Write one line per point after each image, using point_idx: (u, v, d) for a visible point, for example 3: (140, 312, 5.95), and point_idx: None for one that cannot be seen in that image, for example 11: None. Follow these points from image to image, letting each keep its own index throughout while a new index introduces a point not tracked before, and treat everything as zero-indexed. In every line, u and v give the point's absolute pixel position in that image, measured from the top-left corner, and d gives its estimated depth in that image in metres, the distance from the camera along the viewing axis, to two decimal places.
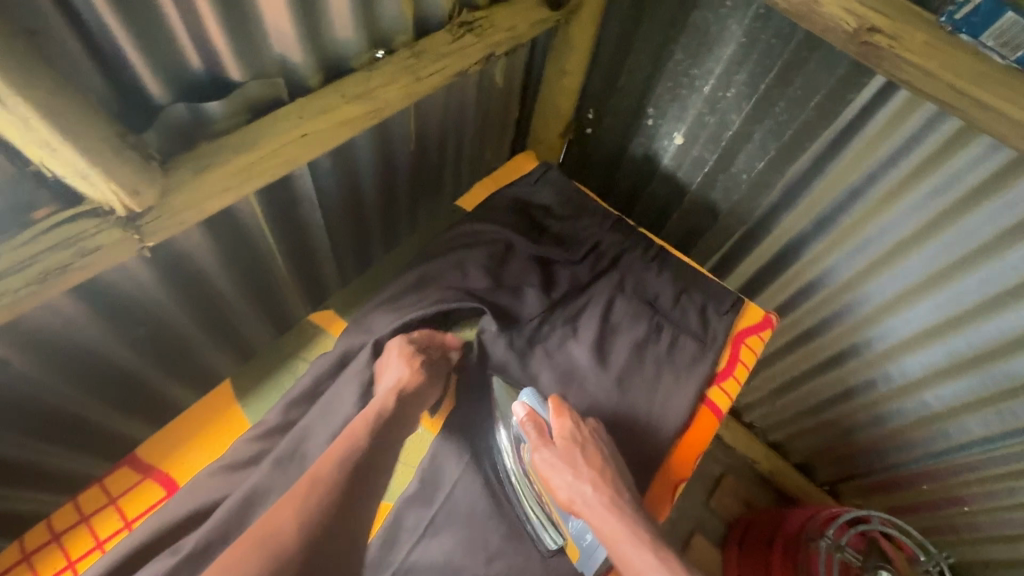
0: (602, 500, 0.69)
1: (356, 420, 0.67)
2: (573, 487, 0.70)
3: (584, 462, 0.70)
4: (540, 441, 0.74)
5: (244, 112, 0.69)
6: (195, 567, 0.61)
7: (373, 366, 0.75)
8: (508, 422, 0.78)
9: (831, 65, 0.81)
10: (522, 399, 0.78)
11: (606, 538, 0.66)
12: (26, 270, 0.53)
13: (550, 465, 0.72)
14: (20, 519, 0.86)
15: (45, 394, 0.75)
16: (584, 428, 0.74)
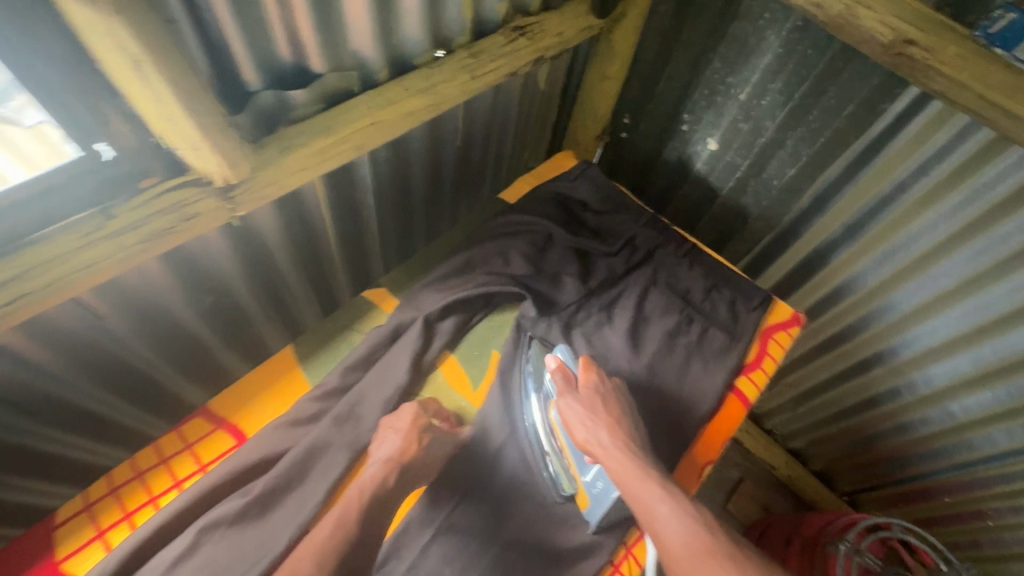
0: (616, 442, 0.70)
1: (351, 493, 0.66)
2: (591, 431, 0.71)
3: (603, 410, 0.73)
4: (566, 390, 0.76)
5: (321, 101, 0.76)
6: (264, 506, 0.69)
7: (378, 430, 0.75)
8: (540, 377, 0.82)
9: (865, 76, 0.85)
10: (555, 353, 0.82)
11: (617, 475, 0.67)
12: (138, 229, 0.60)
13: (572, 411, 0.74)
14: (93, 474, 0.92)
15: (131, 357, 0.81)
16: (607, 383, 0.77)
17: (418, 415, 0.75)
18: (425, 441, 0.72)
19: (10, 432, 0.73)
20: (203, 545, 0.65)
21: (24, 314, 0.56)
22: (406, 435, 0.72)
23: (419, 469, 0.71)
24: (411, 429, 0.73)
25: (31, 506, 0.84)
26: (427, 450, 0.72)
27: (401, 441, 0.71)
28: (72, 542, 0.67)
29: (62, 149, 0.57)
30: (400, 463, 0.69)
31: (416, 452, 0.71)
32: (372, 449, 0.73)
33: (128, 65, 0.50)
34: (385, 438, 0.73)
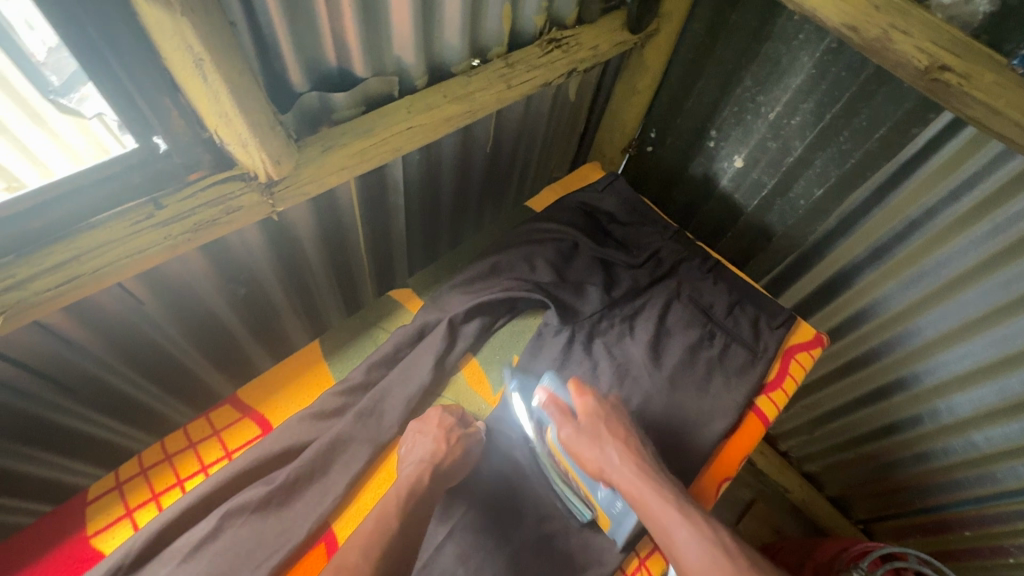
0: (628, 465, 0.70)
1: (389, 495, 0.67)
2: (601, 457, 0.72)
3: (608, 434, 0.73)
4: (564, 420, 0.77)
5: (361, 104, 0.79)
6: (286, 495, 0.70)
7: (406, 433, 0.76)
8: (529, 406, 0.82)
9: (898, 99, 0.85)
10: (543, 384, 0.83)
11: (635, 500, 0.68)
12: (185, 220, 0.62)
13: (576, 440, 0.74)
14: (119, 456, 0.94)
15: (165, 343, 0.84)
16: (605, 406, 0.78)
17: (445, 417, 0.77)
18: (456, 442, 0.74)
19: (46, 410, 0.76)
20: (226, 529, 0.67)
21: (75, 294, 0.58)
22: (437, 435, 0.73)
23: (451, 471, 0.72)
24: (440, 430, 0.74)
25: (59, 483, 0.86)
26: (459, 451, 0.73)
27: (432, 441, 0.72)
28: (103, 519, 0.69)
29: (115, 147, 0.62)
30: (434, 462, 0.70)
31: (448, 453, 0.71)
32: (404, 449, 0.74)
33: (191, 61, 0.53)
34: (414, 440, 0.74)
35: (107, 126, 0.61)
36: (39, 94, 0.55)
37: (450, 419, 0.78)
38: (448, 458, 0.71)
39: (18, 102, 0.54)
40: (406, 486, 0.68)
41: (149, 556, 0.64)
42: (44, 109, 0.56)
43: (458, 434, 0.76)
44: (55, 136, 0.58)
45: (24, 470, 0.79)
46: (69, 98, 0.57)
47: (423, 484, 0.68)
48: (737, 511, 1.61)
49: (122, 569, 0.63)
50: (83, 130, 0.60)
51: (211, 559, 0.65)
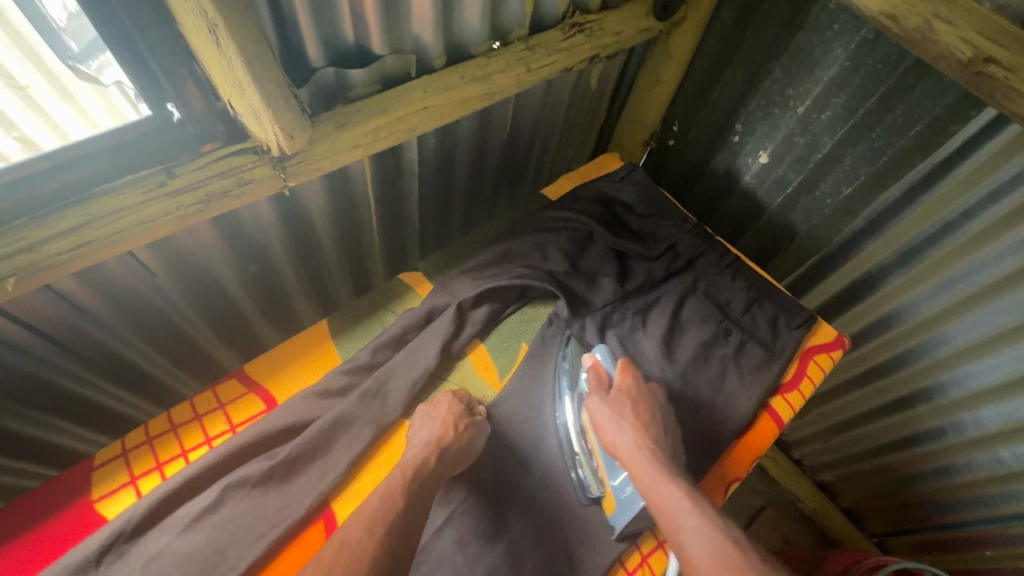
0: (644, 449, 0.68)
1: (395, 472, 0.67)
2: (617, 433, 0.71)
3: (630, 413, 0.72)
4: (596, 390, 0.77)
5: (377, 83, 0.79)
6: (287, 472, 0.70)
7: (416, 414, 0.76)
8: (575, 374, 0.82)
9: (937, 95, 0.81)
10: (593, 353, 0.82)
11: (641, 479, 0.65)
12: (196, 190, 0.62)
13: (600, 412, 0.74)
14: (124, 423, 0.96)
15: (173, 313, 0.84)
16: (642, 388, 0.76)
17: (454, 402, 0.76)
18: (462, 428, 0.73)
19: (50, 372, 0.77)
20: (227, 502, 0.67)
21: (85, 260, 0.59)
22: (445, 420, 0.73)
23: (455, 457, 0.71)
24: (450, 415, 0.74)
25: (60, 445, 0.88)
26: (466, 438, 0.73)
27: (441, 425, 0.72)
28: (107, 485, 0.70)
29: (133, 113, 0.62)
30: (441, 446, 0.69)
31: (455, 438, 0.71)
32: (411, 431, 0.74)
33: (205, 27, 0.52)
34: (420, 423, 0.74)
35: (125, 93, 0.61)
36: (59, 59, 0.55)
37: (460, 404, 0.77)
38: (454, 442, 0.71)
39: (40, 67, 0.54)
40: (412, 466, 0.67)
41: (149, 524, 0.65)
42: (66, 74, 0.56)
43: (466, 421, 0.75)
44: (76, 103, 0.59)
45: (27, 430, 0.81)
46: (89, 64, 0.57)
47: (427, 465, 0.67)
48: (746, 517, 1.57)
49: (122, 536, 0.63)
50: (103, 97, 0.60)
51: (211, 530, 0.65)
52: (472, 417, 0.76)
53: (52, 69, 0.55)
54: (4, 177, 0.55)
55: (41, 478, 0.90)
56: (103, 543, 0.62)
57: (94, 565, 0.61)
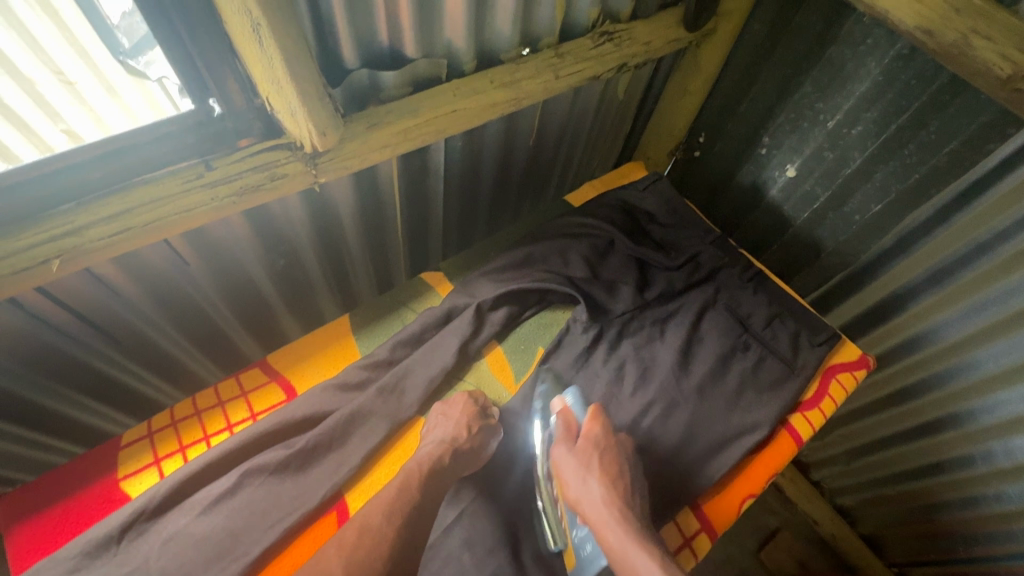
0: (611, 509, 0.65)
1: (411, 464, 0.67)
2: (584, 488, 0.67)
3: (598, 466, 0.69)
4: (565, 438, 0.73)
5: (409, 85, 0.80)
6: (303, 461, 0.71)
7: (431, 413, 0.77)
8: (546, 416, 0.79)
9: (973, 112, 0.80)
10: (563, 396, 0.79)
11: (609, 544, 0.61)
12: (232, 183, 0.64)
13: (566, 463, 0.71)
14: (144, 403, 0.99)
15: (199, 298, 0.87)
16: (610, 439, 0.73)
17: (470, 404, 0.77)
18: (475, 430, 0.74)
19: (78, 350, 0.80)
20: (245, 486, 0.68)
21: (126, 246, 0.61)
22: (461, 420, 0.73)
23: (467, 458, 0.71)
24: (465, 415, 0.74)
25: (80, 421, 0.91)
26: (480, 440, 0.74)
27: (455, 425, 0.72)
28: (131, 465, 0.70)
29: (173, 107, 0.64)
30: (455, 443, 0.70)
31: (468, 438, 0.72)
32: (426, 429, 0.75)
33: (249, 26, 0.54)
34: (435, 422, 0.75)
35: (169, 89, 0.63)
36: (110, 54, 0.58)
37: (475, 406, 0.77)
38: (468, 442, 0.71)
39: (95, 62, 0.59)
40: (427, 461, 0.68)
41: (170, 503, 0.67)
42: (115, 69, 0.60)
43: (480, 423, 0.75)
44: (124, 95, 0.62)
45: (51, 405, 0.84)
46: (138, 61, 0.60)
47: (443, 463, 0.68)
48: (760, 538, 1.53)
49: (144, 514, 0.65)
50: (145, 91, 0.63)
51: (229, 514, 0.66)
52: (488, 421, 0.77)
53: (104, 62, 0.59)
54: (52, 164, 0.58)
55: (63, 453, 0.94)
56: (127, 519, 0.64)
57: (117, 540, 0.63)
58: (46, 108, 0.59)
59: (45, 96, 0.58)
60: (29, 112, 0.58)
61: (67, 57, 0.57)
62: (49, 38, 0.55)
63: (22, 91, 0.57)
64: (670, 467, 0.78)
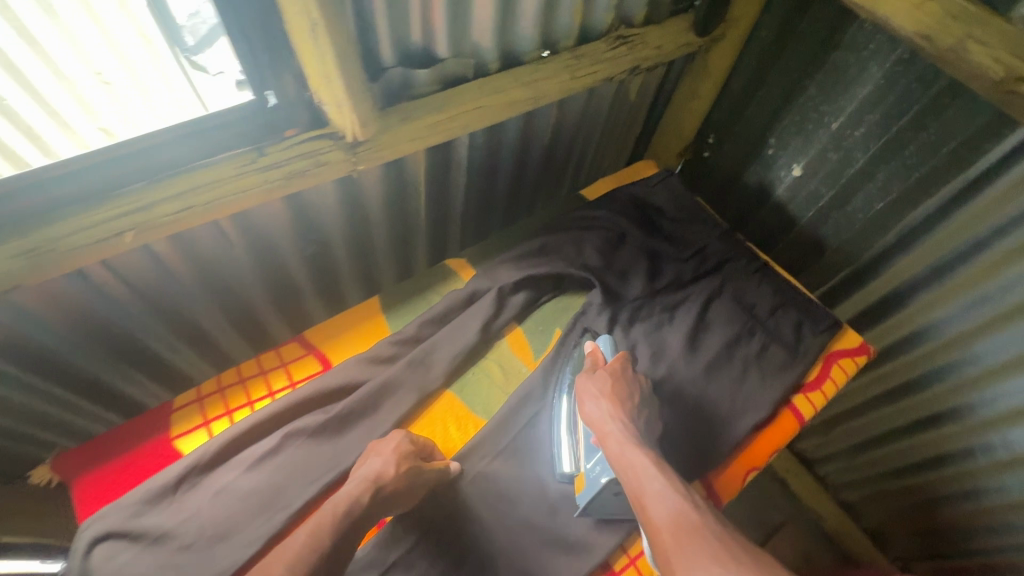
0: (615, 420, 0.71)
1: (326, 509, 0.66)
2: (594, 406, 0.74)
3: (611, 390, 0.75)
4: (589, 368, 0.80)
5: (439, 83, 0.87)
6: (338, 427, 0.77)
7: (370, 445, 0.74)
8: (576, 357, 0.86)
9: (971, 114, 0.85)
10: (595, 340, 0.86)
11: (611, 449, 0.68)
12: (280, 168, 0.71)
13: (585, 386, 0.77)
14: (179, 377, 1.05)
15: (237, 277, 0.94)
16: (628, 372, 0.79)
17: (403, 441, 0.73)
18: (406, 469, 0.70)
19: (128, 322, 0.87)
20: (286, 448, 0.74)
21: (187, 224, 0.67)
22: (388, 458, 0.70)
23: (397, 498, 0.69)
24: (394, 453, 0.71)
25: (122, 392, 0.98)
26: (413, 479, 0.70)
27: (382, 463, 0.70)
28: (183, 425, 0.76)
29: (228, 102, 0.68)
30: (375, 485, 0.67)
31: (394, 478, 0.68)
32: (359, 466, 0.72)
33: (308, 26, 0.60)
34: (369, 458, 0.72)
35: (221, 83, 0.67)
36: (170, 51, 0.61)
37: (411, 445, 0.73)
38: (394, 484, 0.68)
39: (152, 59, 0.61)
40: (346, 504, 0.66)
41: (219, 460, 0.73)
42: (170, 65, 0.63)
43: (413, 461, 0.71)
44: (171, 92, 0.65)
45: (99, 374, 0.91)
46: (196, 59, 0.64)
47: (363, 508, 0.66)
48: (766, 532, 1.57)
49: (196, 469, 0.71)
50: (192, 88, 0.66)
51: (271, 472, 0.73)
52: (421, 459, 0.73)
53: (146, 60, 0.61)
54: (122, 149, 0.63)
55: (103, 421, 1.01)
56: (181, 472, 0.71)
57: (172, 490, 0.70)
58: (85, 104, 0.60)
59: (86, 96, 0.59)
60: (73, 104, 0.59)
61: (124, 52, 0.59)
62: (111, 34, 0.57)
63: (67, 90, 0.58)
64: (680, 443, 0.82)
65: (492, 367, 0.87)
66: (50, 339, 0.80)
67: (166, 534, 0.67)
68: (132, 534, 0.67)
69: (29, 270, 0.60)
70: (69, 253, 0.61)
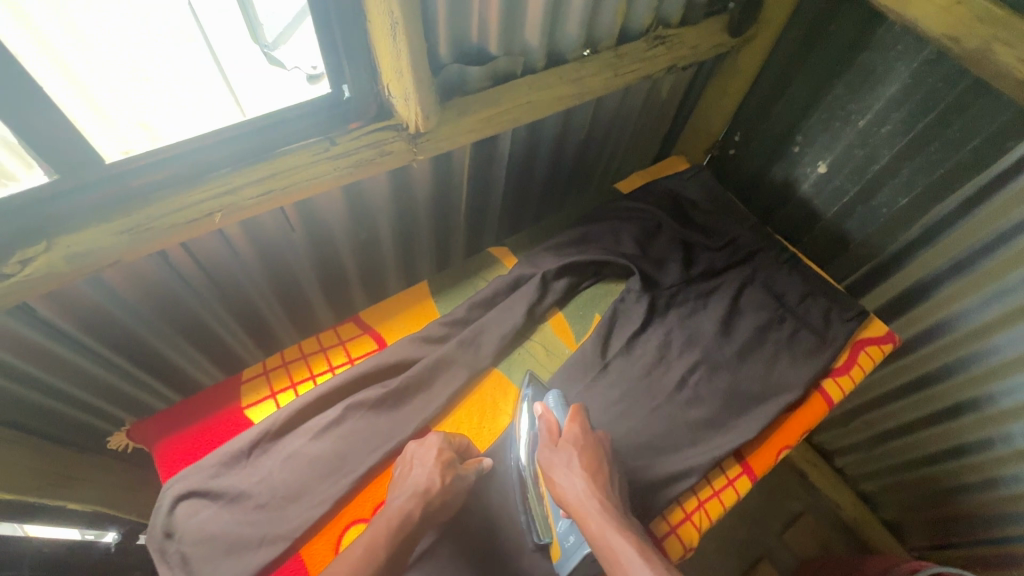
0: (592, 499, 0.70)
1: (380, 520, 0.68)
2: (567, 482, 0.72)
3: (579, 463, 0.74)
4: (548, 440, 0.78)
5: (489, 79, 0.92)
6: (396, 400, 0.82)
7: (407, 457, 0.75)
8: (529, 414, 0.83)
9: (994, 111, 0.88)
10: (545, 401, 0.83)
11: (590, 531, 0.68)
12: (350, 157, 0.76)
13: (551, 463, 0.75)
14: (232, 357, 1.11)
15: (293, 261, 0.99)
16: (590, 436, 0.77)
17: (442, 448, 0.75)
18: (449, 479, 0.72)
19: (195, 301, 0.92)
20: (349, 418, 0.79)
21: (267, 206, 0.73)
22: (430, 469, 0.72)
23: (441, 507, 0.72)
24: (436, 463, 0.72)
25: (182, 369, 1.04)
26: (453, 487, 0.73)
27: (425, 474, 0.71)
28: (253, 396, 0.82)
29: (301, 97, 0.73)
30: (423, 498, 0.69)
31: (440, 491, 0.70)
32: (400, 476, 0.74)
33: (388, 24, 0.66)
34: (411, 468, 0.74)
35: (254, 86, 0.70)
36: (205, 46, 0.64)
37: (448, 449, 0.76)
38: (439, 497, 0.70)
39: (188, 54, 0.63)
40: (396, 517, 0.68)
41: (288, 428, 0.78)
42: (204, 62, 0.65)
43: (453, 472, 0.73)
44: (203, 90, 0.66)
45: (164, 351, 0.97)
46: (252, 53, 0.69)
47: (415, 523, 0.68)
48: (784, 520, 1.59)
49: (268, 436, 0.76)
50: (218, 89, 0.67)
51: (336, 439, 0.77)
52: (460, 468, 0.75)
53: (184, 58, 0.63)
54: (196, 141, 0.67)
55: (161, 396, 1.06)
56: (255, 438, 0.75)
57: (246, 455, 0.75)
58: (123, 99, 0.61)
59: (125, 92, 0.61)
60: (100, 93, 0.59)
61: (161, 45, 0.60)
62: (156, 24, 0.59)
63: (107, 85, 0.59)
64: (714, 421, 0.87)
65: (538, 348, 0.92)
66: (126, 315, 0.85)
67: (242, 493, 0.73)
68: (212, 493, 0.73)
69: (130, 245, 0.66)
70: (165, 230, 0.67)
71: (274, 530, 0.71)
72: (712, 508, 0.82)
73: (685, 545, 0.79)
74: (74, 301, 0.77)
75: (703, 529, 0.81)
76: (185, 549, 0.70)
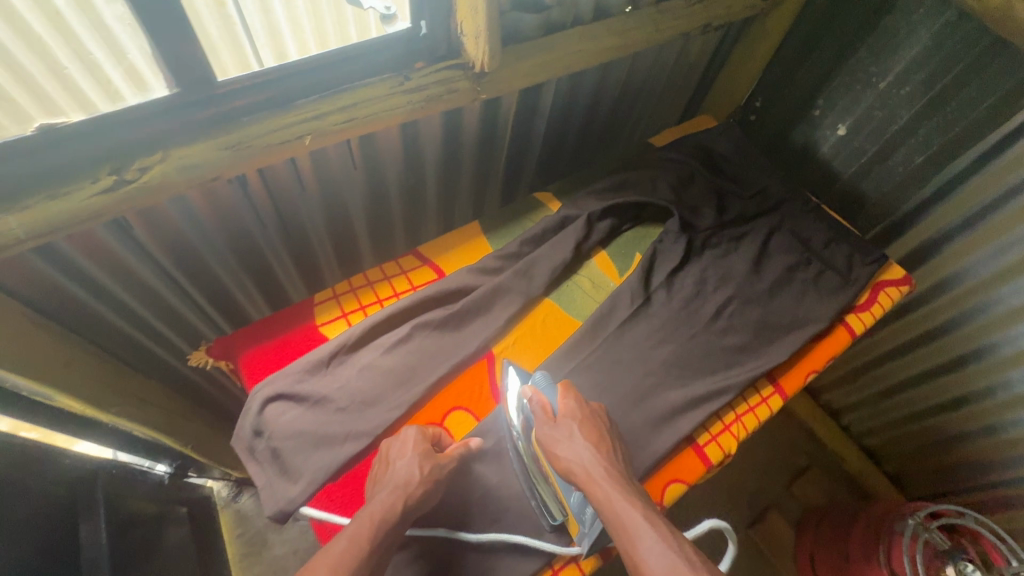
0: (599, 466, 0.69)
1: (362, 517, 0.65)
2: (572, 453, 0.71)
3: (582, 432, 0.73)
4: (545, 418, 0.77)
5: (541, 29, 0.97)
6: (458, 321, 0.89)
7: (386, 451, 0.74)
8: (516, 401, 0.83)
9: (1011, 71, 0.94)
10: (533, 382, 0.83)
11: (599, 500, 0.66)
12: (424, 91, 0.83)
13: (551, 436, 0.74)
14: (284, 290, 1.18)
15: (349, 200, 1.05)
16: (586, 409, 0.78)
17: (418, 439, 0.74)
18: (428, 470, 0.71)
19: (259, 232, 0.98)
20: (416, 335, 0.86)
21: (348, 134, 0.79)
22: (412, 461, 0.71)
23: (420, 502, 0.70)
24: (415, 454, 0.72)
25: (238, 300, 1.11)
26: (437, 476, 0.72)
27: (406, 466, 0.71)
28: (326, 315, 0.89)
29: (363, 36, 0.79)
30: (406, 490, 0.68)
31: (421, 481, 0.70)
32: (381, 472, 0.72)
33: None
34: (392, 461, 0.73)
35: (284, 49, 0.72)
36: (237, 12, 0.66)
37: (425, 440, 0.75)
38: (422, 489, 0.70)
39: (221, 21, 0.66)
40: (379, 510, 0.66)
41: (361, 343, 0.85)
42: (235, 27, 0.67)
43: (432, 460, 0.73)
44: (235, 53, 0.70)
45: (226, 280, 1.03)
46: (290, 15, 0.69)
47: (399, 515, 0.67)
48: (791, 474, 1.68)
49: (343, 348, 0.83)
50: (247, 52, 0.70)
51: (406, 354, 0.84)
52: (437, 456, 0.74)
53: (214, 20, 0.66)
54: (286, 69, 0.73)
55: (218, 326, 1.13)
56: (333, 349, 0.82)
57: (326, 364, 0.82)
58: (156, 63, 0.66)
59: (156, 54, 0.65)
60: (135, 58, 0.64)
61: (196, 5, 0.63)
62: None
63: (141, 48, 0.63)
64: (746, 350, 0.94)
65: (585, 282, 0.99)
66: (200, 242, 0.91)
67: (324, 397, 0.79)
68: (297, 397, 0.79)
69: (233, 160, 0.73)
70: (264, 148, 0.74)
71: (357, 427, 0.78)
72: (747, 424, 0.90)
73: (724, 452, 0.87)
74: (159, 223, 0.83)
75: (738, 441, 0.89)
76: (274, 445, 0.77)
